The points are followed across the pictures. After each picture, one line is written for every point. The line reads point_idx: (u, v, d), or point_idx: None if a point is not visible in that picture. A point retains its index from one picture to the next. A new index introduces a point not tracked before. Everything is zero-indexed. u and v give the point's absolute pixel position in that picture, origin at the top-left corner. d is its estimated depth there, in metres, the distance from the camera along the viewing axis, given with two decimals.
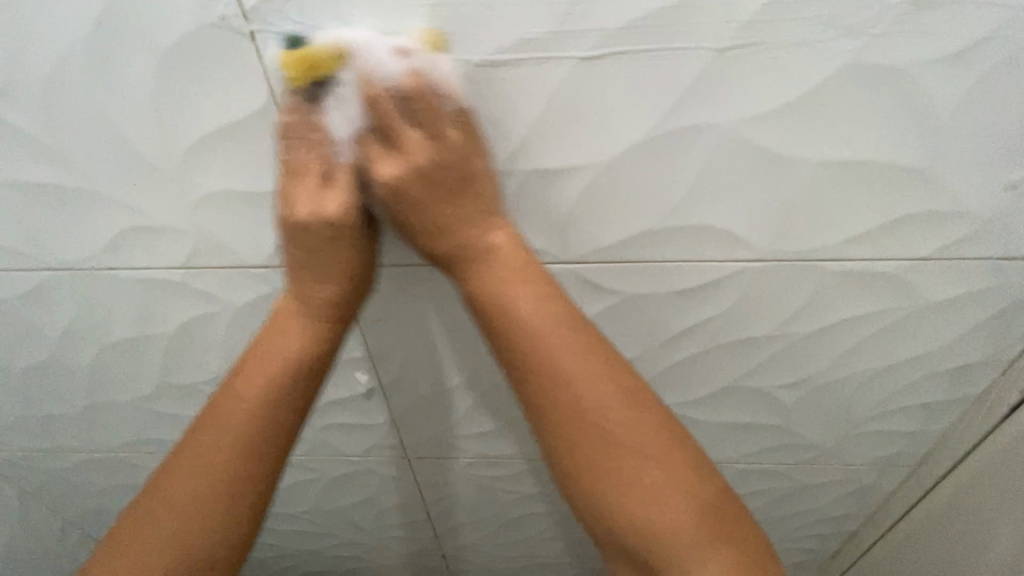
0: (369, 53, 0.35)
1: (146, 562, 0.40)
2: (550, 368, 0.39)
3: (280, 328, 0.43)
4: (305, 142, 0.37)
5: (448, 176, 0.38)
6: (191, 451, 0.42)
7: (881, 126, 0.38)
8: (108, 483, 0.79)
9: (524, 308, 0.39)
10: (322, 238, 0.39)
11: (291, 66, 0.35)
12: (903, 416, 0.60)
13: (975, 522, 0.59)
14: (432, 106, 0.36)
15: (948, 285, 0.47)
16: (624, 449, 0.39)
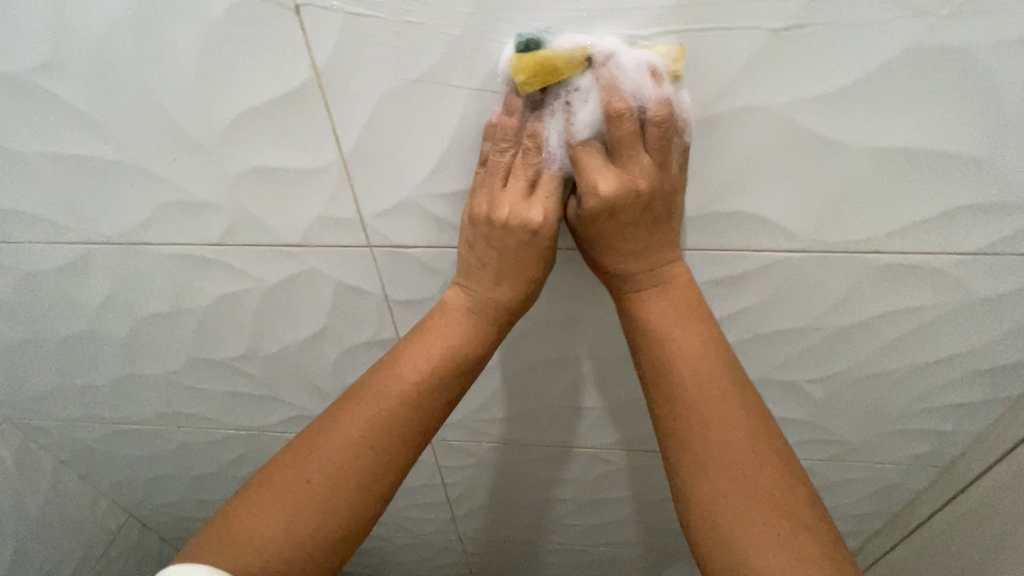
0: (616, 65, 0.35)
1: (258, 517, 0.39)
2: (708, 397, 0.39)
3: (435, 336, 0.43)
4: (520, 146, 0.38)
5: (660, 204, 0.38)
6: (317, 449, 0.40)
7: (939, 113, 0.36)
8: (139, 454, 0.82)
9: (692, 342, 0.40)
10: (515, 241, 0.39)
11: (527, 67, 0.35)
12: (937, 415, 0.59)
13: (1001, 527, 0.58)
14: (669, 133, 0.36)
15: (997, 282, 0.45)
16: (769, 498, 0.36)
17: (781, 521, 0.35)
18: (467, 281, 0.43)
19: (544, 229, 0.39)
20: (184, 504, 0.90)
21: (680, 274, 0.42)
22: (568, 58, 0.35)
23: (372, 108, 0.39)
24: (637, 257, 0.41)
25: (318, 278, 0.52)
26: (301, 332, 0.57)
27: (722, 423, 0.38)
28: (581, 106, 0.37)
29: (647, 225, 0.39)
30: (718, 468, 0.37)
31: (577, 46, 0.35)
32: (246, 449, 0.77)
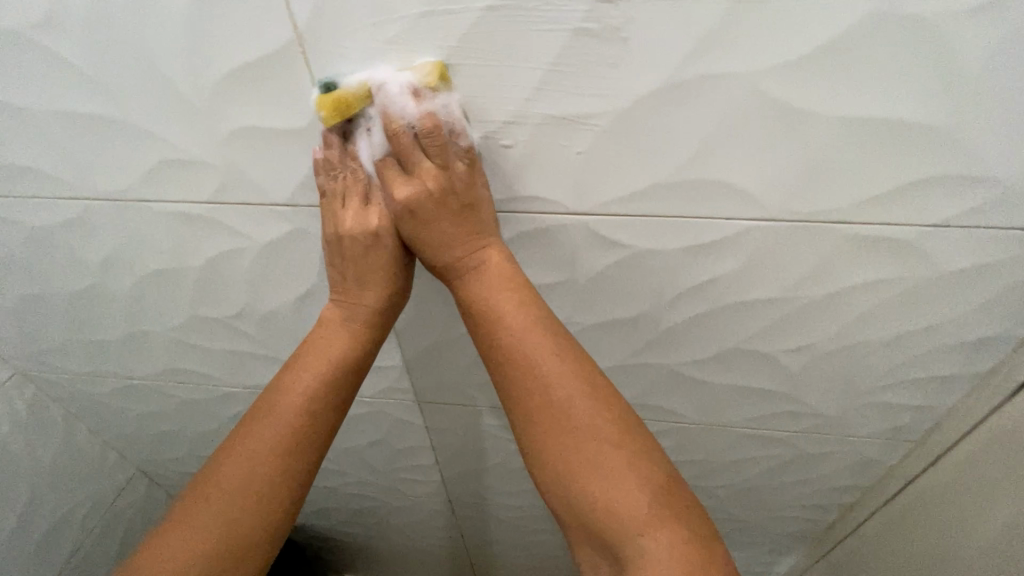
0: (386, 92, 0.41)
1: (225, 497, 0.45)
2: (523, 371, 0.43)
3: (311, 358, 0.48)
4: (340, 170, 0.45)
5: (452, 199, 0.44)
6: (215, 484, 0.46)
7: (903, 82, 0.37)
8: (145, 409, 0.86)
9: (509, 311, 0.44)
10: (360, 247, 0.47)
11: (326, 104, 0.40)
12: (911, 389, 0.60)
13: (967, 497, 0.60)
14: (441, 140, 0.42)
15: (967, 255, 0.46)
16: (582, 438, 0.42)
17: (592, 456, 0.41)
18: (338, 289, 0.50)
19: (382, 234, 0.46)
20: (189, 458, 0.95)
21: (495, 251, 0.46)
22: (353, 93, 0.41)
23: (350, 71, 0.41)
24: (450, 245, 0.45)
25: (306, 238, 0.54)
26: (294, 291, 0.60)
27: (530, 387, 0.43)
28: (375, 131, 0.43)
29: (450, 214, 0.44)
30: (538, 430, 0.43)
31: (357, 81, 0.41)
32: (245, 407, 0.81)
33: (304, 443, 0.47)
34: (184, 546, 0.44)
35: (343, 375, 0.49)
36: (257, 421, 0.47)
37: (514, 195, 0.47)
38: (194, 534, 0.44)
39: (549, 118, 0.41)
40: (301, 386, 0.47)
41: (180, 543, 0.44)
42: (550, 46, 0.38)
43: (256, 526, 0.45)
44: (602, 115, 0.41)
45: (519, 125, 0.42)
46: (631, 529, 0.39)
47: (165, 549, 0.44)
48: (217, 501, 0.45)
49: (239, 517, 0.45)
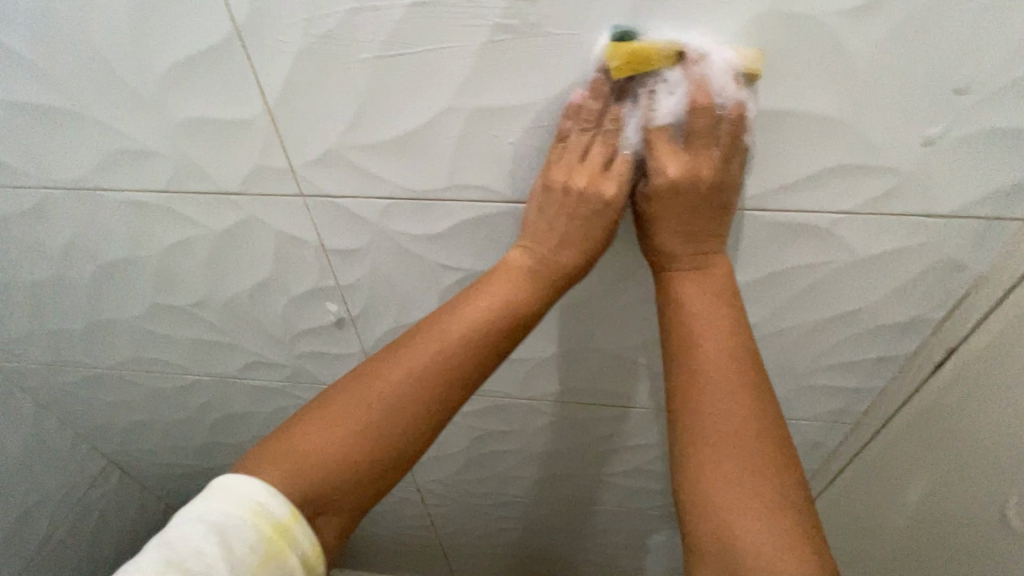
0: (707, 64, 0.39)
1: (347, 425, 0.41)
2: (728, 376, 0.42)
3: (498, 286, 0.45)
4: (594, 125, 0.42)
5: (716, 197, 0.43)
6: (377, 397, 0.42)
7: (799, 76, 0.40)
8: (114, 399, 0.87)
9: (720, 322, 0.43)
10: (589, 209, 0.43)
11: (620, 55, 0.38)
12: (844, 373, 0.62)
13: (898, 473, 0.63)
14: (738, 132, 0.40)
15: (877, 241, 0.49)
16: (758, 473, 0.39)
17: (762, 494, 0.38)
18: (531, 245, 0.46)
19: (616, 202, 0.43)
20: (160, 448, 0.97)
21: (722, 266, 0.45)
22: (660, 51, 0.39)
23: (290, 63, 0.43)
24: (688, 242, 0.44)
25: (259, 226, 0.56)
26: (251, 278, 0.62)
27: (727, 391, 0.41)
28: (663, 97, 0.41)
29: (704, 212, 0.43)
30: (714, 435, 0.40)
31: (670, 41, 0.39)
32: (212, 395, 0.82)
33: (430, 422, 0.43)
34: (329, 445, 0.41)
35: (522, 321, 0.45)
36: (429, 347, 0.43)
37: (452, 183, 0.49)
38: (342, 437, 0.41)
39: (481, 109, 0.44)
40: (480, 320, 0.43)
41: (322, 441, 0.41)
42: (475, 40, 0.40)
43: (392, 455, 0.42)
44: (530, 107, 0.43)
45: (453, 115, 0.44)
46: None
47: (309, 438, 0.41)
48: (374, 415, 0.42)
49: (348, 455, 0.41)
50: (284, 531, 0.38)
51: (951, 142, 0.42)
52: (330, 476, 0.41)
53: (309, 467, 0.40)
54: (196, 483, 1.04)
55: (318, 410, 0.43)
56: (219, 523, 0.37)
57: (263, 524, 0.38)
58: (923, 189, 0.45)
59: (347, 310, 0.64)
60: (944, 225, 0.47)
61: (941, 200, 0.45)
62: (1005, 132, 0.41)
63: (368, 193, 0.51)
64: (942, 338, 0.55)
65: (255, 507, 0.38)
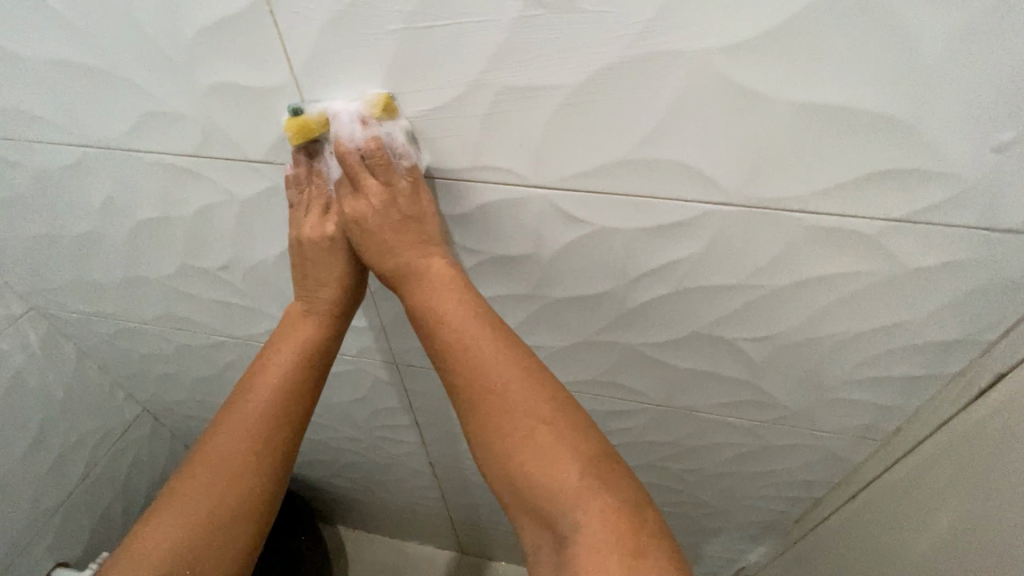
0: (337, 122, 0.46)
1: (191, 500, 0.51)
2: (464, 366, 0.46)
3: (284, 346, 0.56)
4: (305, 184, 0.52)
5: (393, 215, 0.49)
6: (200, 462, 0.53)
7: (861, 68, 0.36)
8: (147, 351, 0.91)
9: (446, 306, 0.48)
10: (319, 248, 0.53)
11: (293, 127, 0.47)
12: (877, 388, 0.59)
13: (923, 498, 0.60)
14: (386, 162, 0.47)
15: (929, 253, 0.45)
16: (519, 421, 0.44)
17: (527, 435, 0.44)
18: (302, 288, 0.56)
19: (336, 238, 0.52)
20: (189, 400, 1.01)
21: (436, 261, 0.50)
22: (314, 121, 0.47)
23: (316, 32, 0.42)
24: (395, 253, 0.50)
25: (283, 195, 0.56)
26: (275, 246, 0.62)
27: (473, 381, 0.46)
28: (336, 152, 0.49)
29: (392, 227, 0.49)
30: (478, 424, 0.46)
31: (319, 110, 0.47)
32: (237, 356, 0.85)
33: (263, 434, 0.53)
34: (179, 528, 0.50)
35: (305, 357, 0.55)
36: (235, 406, 0.54)
37: (475, 163, 0.47)
38: (177, 512, 0.51)
39: (510, 88, 0.42)
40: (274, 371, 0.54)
41: (162, 527, 0.50)
42: (507, 14, 0.38)
43: (231, 502, 0.51)
44: (560, 88, 0.41)
45: (479, 92, 0.43)
46: (567, 499, 0.42)
47: (152, 533, 0.50)
48: (202, 478, 0.52)
49: (202, 513, 0.51)
50: None
51: None
52: (180, 552, 0.50)
53: (162, 555, 0.49)
54: None
55: (157, 507, 0.52)
56: None
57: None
58: (990, 200, 0.40)
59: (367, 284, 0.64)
60: (1010, 240, 0.43)
61: (1009, 213, 0.41)
62: None
63: None
64: (991, 361, 0.51)
65: None
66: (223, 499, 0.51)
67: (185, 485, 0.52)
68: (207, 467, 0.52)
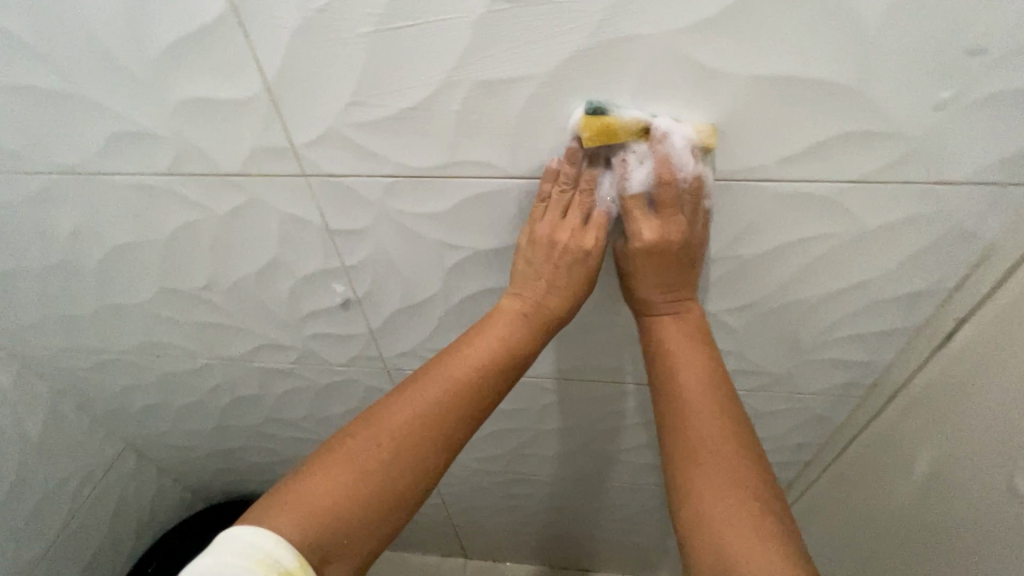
0: (669, 142, 0.44)
1: (359, 460, 0.46)
2: (696, 413, 0.48)
3: (492, 337, 0.51)
4: (570, 186, 0.48)
5: (681, 253, 0.50)
6: (385, 432, 0.47)
7: (809, 39, 0.39)
8: (127, 383, 0.88)
9: (695, 359, 0.50)
10: (571, 257, 0.50)
11: (593, 128, 0.43)
12: (852, 346, 0.62)
13: (902, 446, 0.63)
14: (698, 199, 0.48)
15: (885, 210, 0.48)
16: (740, 489, 0.44)
17: (751, 507, 0.42)
18: (521, 289, 0.53)
19: (592, 254, 0.50)
20: (174, 430, 0.98)
21: (695, 309, 0.53)
22: (626, 128, 0.44)
23: (285, 39, 0.42)
24: (666, 294, 0.52)
25: (262, 207, 0.56)
26: (255, 260, 0.62)
27: (703, 435, 0.47)
28: (637, 167, 0.47)
29: (674, 267, 0.50)
30: (692, 470, 0.45)
31: (638, 118, 0.44)
32: (222, 378, 0.83)
33: (441, 434, 0.48)
34: (333, 487, 0.44)
35: (514, 362, 0.51)
36: (422, 384, 0.49)
37: (455, 159, 0.48)
38: (353, 477, 0.45)
39: (482, 81, 0.43)
40: (480, 361, 0.50)
41: (330, 485, 0.45)
42: (474, 10, 0.39)
43: (389, 487, 0.45)
44: (532, 77, 0.42)
45: (454, 88, 0.44)
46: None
47: (317, 486, 0.45)
48: (382, 447, 0.46)
49: (362, 485, 0.45)
50: None
51: (964, 105, 0.41)
52: (336, 518, 0.44)
53: (324, 512, 0.44)
54: (212, 464, 1.07)
55: (324, 458, 0.46)
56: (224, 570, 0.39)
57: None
58: (933, 154, 0.44)
59: (353, 291, 0.64)
60: (954, 191, 0.46)
61: (951, 166, 0.44)
62: (1020, 93, 0.39)
63: (372, 172, 0.51)
64: (952, 308, 0.54)
65: (261, 557, 0.40)
66: (387, 481, 0.46)
67: (358, 442, 0.47)
68: (388, 433, 0.47)
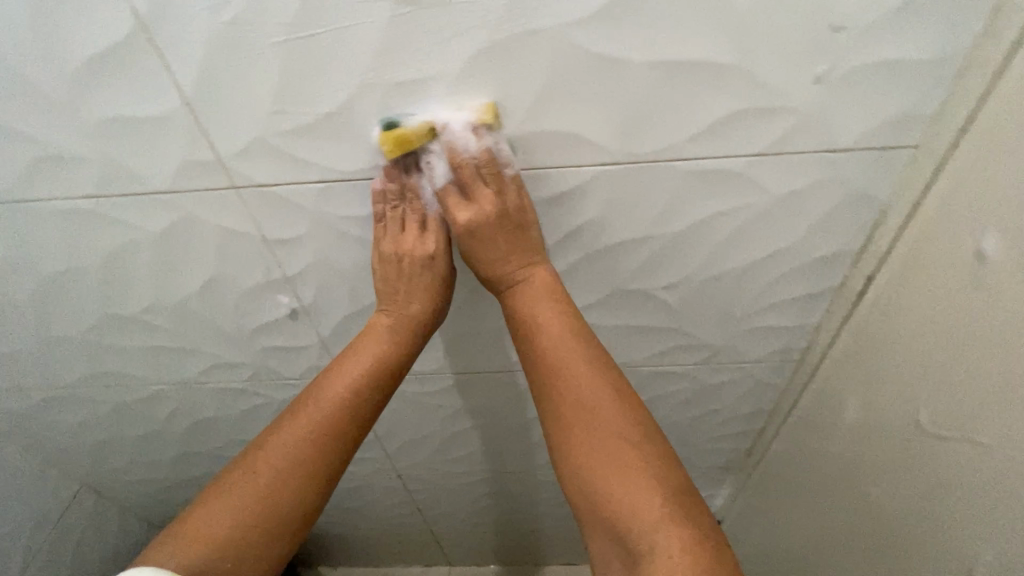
0: (450, 131, 0.48)
1: (249, 487, 0.52)
2: (558, 372, 0.50)
3: (358, 352, 0.55)
4: (398, 201, 0.52)
5: (507, 223, 0.51)
6: (260, 462, 0.52)
7: (693, 25, 0.42)
8: (77, 419, 0.86)
9: (548, 320, 0.52)
10: (416, 264, 0.54)
11: (390, 140, 0.47)
12: (782, 311, 0.66)
13: (833, 401, 0.67)
14: (499, 172, 0.50)
15: (788, 179, 0.52)
16: (604, 432, 0.48)
17: (614, 446, 0.47)
18: (387, 304, 0.56)
19: (437, 254, 0.54)
20: (133, 464, 0.96)
21: (542, 271, 0.54)
22: (415, 132, 0.47)
23: (199, 53, 0.43)
24: (507, 262, 0.53)
25: (197, 223, 0.56)
26: (196, 278, 0.62)
27: (568, 392, 0.50)
28: (436, 163, 0.50)
29: (506, 237, 0.51)
30: (562, 426, 0.49)
31: (422, 120, 0.47)
32: (178, 404, 0.82)
33: (323, 442, 0.53)
34: (228, 518, 0.51)
35: (394, 366, 0.55)
36: (299, 405, 0.54)
37: (381, 160, 0.50)
38: (245, 500, 0.51)
39: (397, 83, 0.45)
40: (346, 376, 0.54)
41: (225, 511, 0.51)
42: (379, 15, 0.41)
43: (280, 504, 0.51)
44: (444, 76, 0.44)
45: (371, 92, 0.45)
46: (646, 520, 0.44)
47: (206, 523, 0.51)
48: (267, 470, 0.52)
49: (253, 509, 0.51)
50: None
51: (841, 76, 0.44)
52: (239, 535, 0.50)
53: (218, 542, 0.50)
54: (175, 496, 1.04)
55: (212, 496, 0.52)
56: None
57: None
58: (822, 124, 0.48)
59: (299, 301, 0.64)
60: (846, 157, 0.50)
61: (839, 134, 0.48)
62: (885, 64, 0.44)
63: (303, 180, 0.52)
64: (861, 267, 0.58)
65: None
66: (276, 499, 0.51)
67: (245, 471, 0.52)
68: (271, 456, 0.52)
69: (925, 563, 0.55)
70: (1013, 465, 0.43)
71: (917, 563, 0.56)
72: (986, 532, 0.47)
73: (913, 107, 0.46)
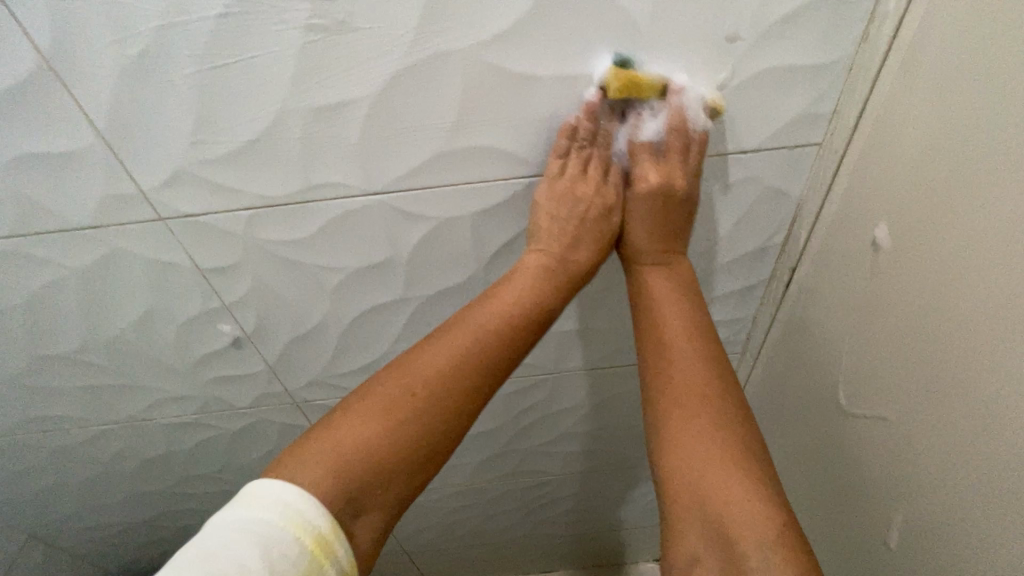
0: (686, 97, 0.47)
1: (378, 414, 0.44)
2: (687, 361, 0.49)
3: (510, 290, 0.51)
4: (594, 143, 0.50)
5: (683, 206, 0.52)
6: (407, 388, 0.45)
7: (595, 41, 0.44)
8: (18, 468, 0.82)
9: (689, 309, 0.51)
10: (588, 210, 0.51)
11: (621, 80, 0.45)
12: (719, 306, 0.68)
13: (776, 384, 0.70)
14: (702, 152, 0.50)
15: (707, 180, 0.54)
16: (722, 428, 0.45)
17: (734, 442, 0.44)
18: (540, 242, 0.52)
19: (612, 207, 0.52)
20: (82, 509, 0.92)
21: (686, 264, 0.54)
22: (649, 81, 0.46)
23: (109, 86, 0.43)
24: (665, 242, 0.53)
25: (126, 257, 0.55)
26: (129, 312, 0.60)
27: (690, 382, 0.48)
28: (649, 120, 0.49)
29: (678, 218, 0.52)
30: (676, 413, 0.46)
31: (657, 73, 0.46)
32: (124, 443, 0.79)
33: (451, 405, 0.46)
34: (354, 442, 0.43)
35: (533, 319, 0.50)
36: (441, 342, 0.48)
37: (308, 184, 0.50)
38: (373, 429, 0.44)
39: (314, 107, 0.45)
40: (499, 317, 0.49)
41: (354, 432, 0.43)
42: (290, 42, 0.42)
43: (397, 449, 0.44)
44: (363, 98, 0.45)
45: (290, 118, 0.46)
46: (759, 523, 0.40)
47: (343, 434, 0.43)
48: (402, 404, 0.45)
49: (371, 443, 0.43)
50: (326, 541, 0.39)
51: (739, 83, 0.47)
52: (349, 468, 0.42)
53: (348, 460, 0.42)
54: (132, 539, 1.00)
55: (350, 408, 0.45)
56: (261, 536, 0.37)
57: (305, 538, 0.38)
58: (729, 127, 0.50)
59: (241, 328, 0.63)
60: (756, 157, 0.52)
61: (746, 136, 0.51)
62: (779, 70, 0.47)
63: (231, 207, 0.51)
64: (785, 259, 0.61)
65: (296, 517, 0.38)
66: (397, 441, 0.44)
67: (382, 394, 0.45)
68: (408, 388, 0.45)
69: (848, 536, 0.58)
70: (907, 433, 0.47)
71: (842, 540, 0.59)
72: (891, 501, 0.50)
73: (809, 108, 0.49)
